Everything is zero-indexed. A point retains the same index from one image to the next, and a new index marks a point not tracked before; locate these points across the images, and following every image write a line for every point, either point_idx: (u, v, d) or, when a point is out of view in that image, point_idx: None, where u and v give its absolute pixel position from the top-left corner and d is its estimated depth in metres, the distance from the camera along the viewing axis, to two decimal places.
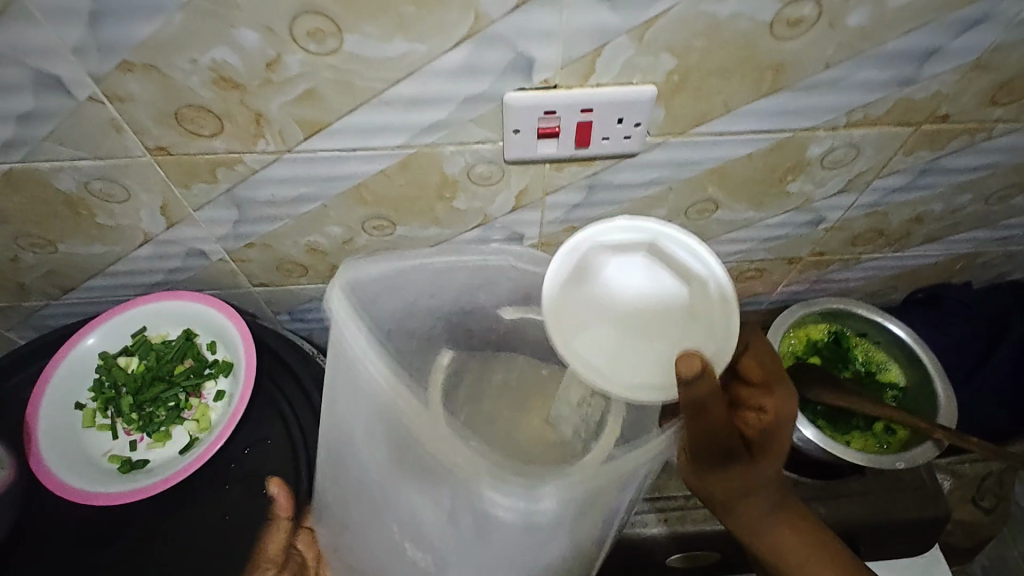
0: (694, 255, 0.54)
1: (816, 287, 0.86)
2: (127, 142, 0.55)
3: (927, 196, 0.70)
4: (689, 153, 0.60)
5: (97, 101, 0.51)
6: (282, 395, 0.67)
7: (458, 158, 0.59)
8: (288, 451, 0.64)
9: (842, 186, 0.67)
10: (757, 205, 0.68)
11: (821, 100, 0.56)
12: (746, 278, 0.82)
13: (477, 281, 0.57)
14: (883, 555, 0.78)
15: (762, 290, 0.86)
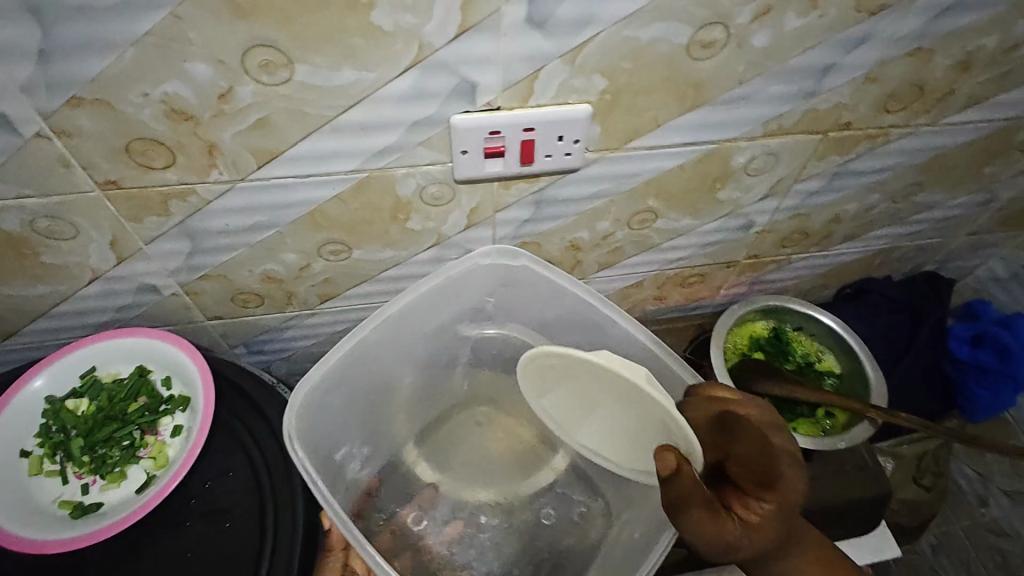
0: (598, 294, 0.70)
1: (755, 288, 0.92)
2: (74, 174, 0.55)
3: (842, 197, 0.77)
4: (626, 167, 0.65)
5: (44, 136, 0.51)
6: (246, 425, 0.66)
7: (409, 180, 0.61)
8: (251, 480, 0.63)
9: (766, 192, 0.73)
10: (693, 213, 0.74)
11: (738, 113, 0.61)
12: (690, 283, 0.88)
13: (449, 294, 0.73)
14: (841, 537, 0.82)
15: (706, 294, 0.91)
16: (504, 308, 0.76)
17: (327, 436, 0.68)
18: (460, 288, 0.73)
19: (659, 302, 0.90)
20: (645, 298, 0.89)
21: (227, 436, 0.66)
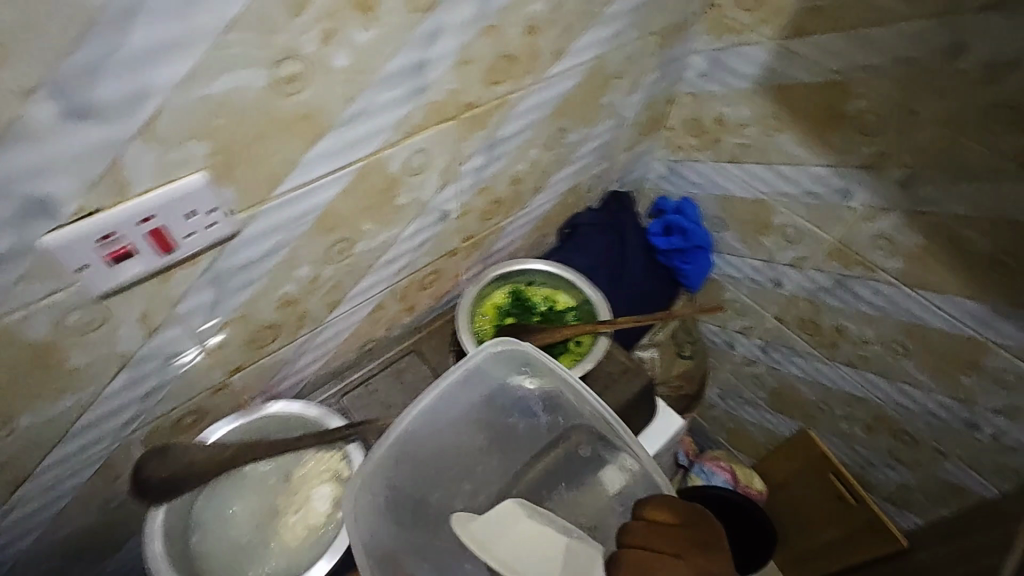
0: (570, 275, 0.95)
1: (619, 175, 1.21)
2: (117, 264, 0.54)
3: (663, 80, 1.07)
4: (541, 97, 0.84)
5: (86, 211, 0.49)
6: (449, 410, 0.79)
7: (399, 155, 0.72)
8: (415, 474, 0.77)
9: (621, 89, 0.99)
10: (581, 120, 0.97)
11: (601, 31, 0.84)
12: (580, 185, 1.13)
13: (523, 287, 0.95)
14: None
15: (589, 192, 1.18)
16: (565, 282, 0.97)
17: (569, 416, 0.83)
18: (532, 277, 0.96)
19: (564, 208, 1.15)
20: (553, 208, 1.12)
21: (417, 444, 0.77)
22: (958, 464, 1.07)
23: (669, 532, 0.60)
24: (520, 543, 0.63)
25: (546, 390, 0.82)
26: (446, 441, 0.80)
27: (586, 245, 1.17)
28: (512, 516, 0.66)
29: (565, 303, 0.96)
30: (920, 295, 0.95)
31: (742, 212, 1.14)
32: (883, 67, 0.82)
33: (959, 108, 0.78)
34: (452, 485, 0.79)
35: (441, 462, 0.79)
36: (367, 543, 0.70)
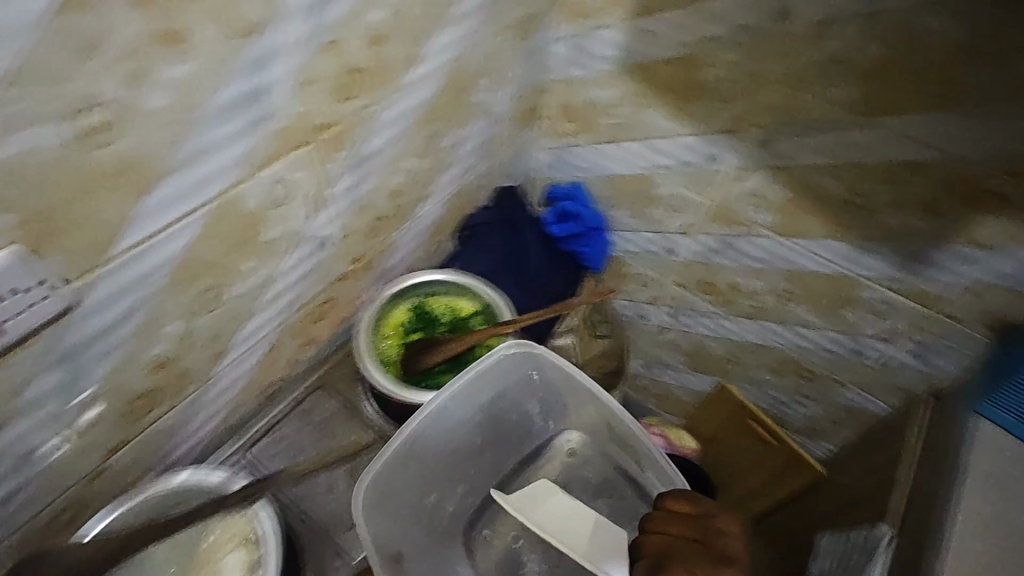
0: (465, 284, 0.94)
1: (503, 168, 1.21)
2: None
3: (527, 71, 1.07)
4: (403, 105, 0.82)
5: None
6: (457, 412, 0.90)
7: (256, 190, 0.67)
8: (417, 483, 0.89)
9: (486, 85, 0.99)
10: (452, 122, 0.95)
11: (454, 32, 0.82)
12: (467, 185, 1.12)
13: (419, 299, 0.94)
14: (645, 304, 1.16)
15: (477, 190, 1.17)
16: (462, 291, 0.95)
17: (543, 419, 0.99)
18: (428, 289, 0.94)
19: (454, 210, 1.13)
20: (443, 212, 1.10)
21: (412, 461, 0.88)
22: (854, 390, 1.16)
23: (684, 519, 0.81)
24: (556, 513, 0.76)
25: (543, 392, 0.97)
26: (451, 439, 0.91)
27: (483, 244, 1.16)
28: (543, 491, 0.81)
29: (464, 310, 0.94)
30: (795, 243, 1.01)
31: (627, 188, 1.17)
32: (724, 37, 0.86)
33: (794, 67, 0.83)
34: (445, 486, 0.92)
35: (443, 460, 0.91)
36: (375, 539, 0.82)
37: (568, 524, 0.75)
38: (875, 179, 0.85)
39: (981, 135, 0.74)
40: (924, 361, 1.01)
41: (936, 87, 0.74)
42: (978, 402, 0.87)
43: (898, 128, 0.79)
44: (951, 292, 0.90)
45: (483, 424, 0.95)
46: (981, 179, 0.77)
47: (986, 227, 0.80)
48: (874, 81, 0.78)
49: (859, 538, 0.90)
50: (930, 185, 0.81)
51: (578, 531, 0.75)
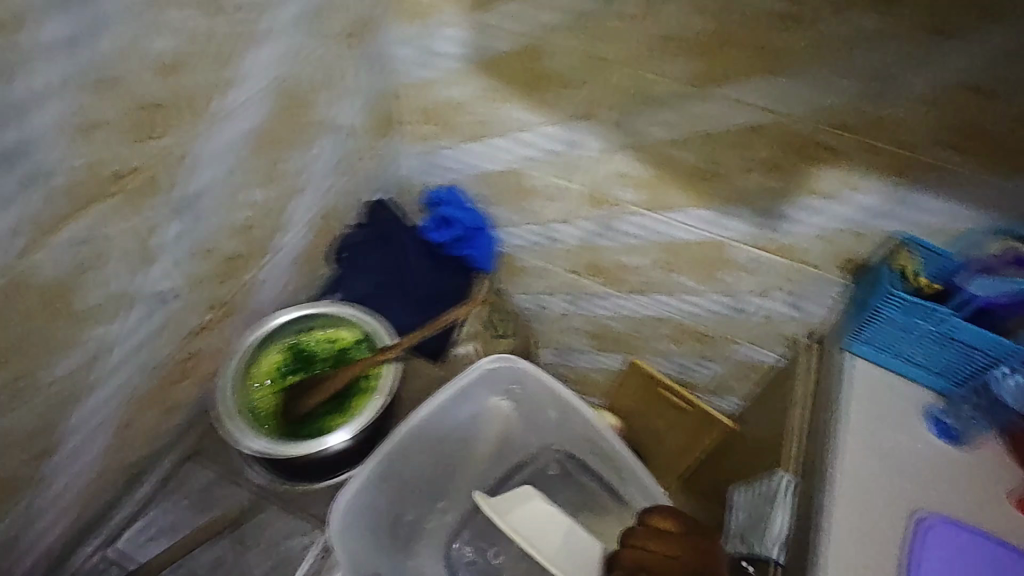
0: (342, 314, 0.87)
1: (376, 184, 1.16)
2: None
3: (376, 79, 1.03)
4: (224, 136, 0.76)
5: None
6: (443, 426, 1.00)
7: (46, 261, 0.62)
8: (397, 501, 0.97)
9: (329, 100, 0.94)
10: (294, 144, 0.90)
11: (267, 50, 0.78)
12: (336, 208, 1.08)
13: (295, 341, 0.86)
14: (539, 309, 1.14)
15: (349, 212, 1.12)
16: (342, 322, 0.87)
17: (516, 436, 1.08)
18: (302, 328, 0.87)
19: (326, 236, 1.08)
20: (315, 239, 1.05)
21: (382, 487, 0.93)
22: (747, 345, 1.20)
23: (663, 535, 0.79)
24: (532, 524, 0.86)
25: (524, 407, 1.06)
26: (438, 450, 1.01)
27: (364, 265, 1.11)
28: (525, 496, 0.90)
29: (345, 344, 0.87)
30: (667, 216, 1.03)
31: (500, 184, 1.15)
32: (556, 25, 0.85)
33: (626, 48, 0.83)
34: (423, 504, 1.01)
35: (426, 473, 1.00)
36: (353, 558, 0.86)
37: (540, 534, 0.86)
38: (724, 147, 0.88)
39: (803, 92, 0.77)
40: (800, 310, 1.06)
41: (754, 51, 0.76)
42: (845, 339, 0.93)
43: (733, 95, 0.82)
44: (810, 243, 0.94)
45: (461, 440, 1.03)
46: (812, 133, 0.81)
47: (829, 177, 0.84)
48: (702, 53, 0.79)
49: (765, 488, 0.93)
50: (770, 146, 0.84)
51: (546, 540, 0.85)
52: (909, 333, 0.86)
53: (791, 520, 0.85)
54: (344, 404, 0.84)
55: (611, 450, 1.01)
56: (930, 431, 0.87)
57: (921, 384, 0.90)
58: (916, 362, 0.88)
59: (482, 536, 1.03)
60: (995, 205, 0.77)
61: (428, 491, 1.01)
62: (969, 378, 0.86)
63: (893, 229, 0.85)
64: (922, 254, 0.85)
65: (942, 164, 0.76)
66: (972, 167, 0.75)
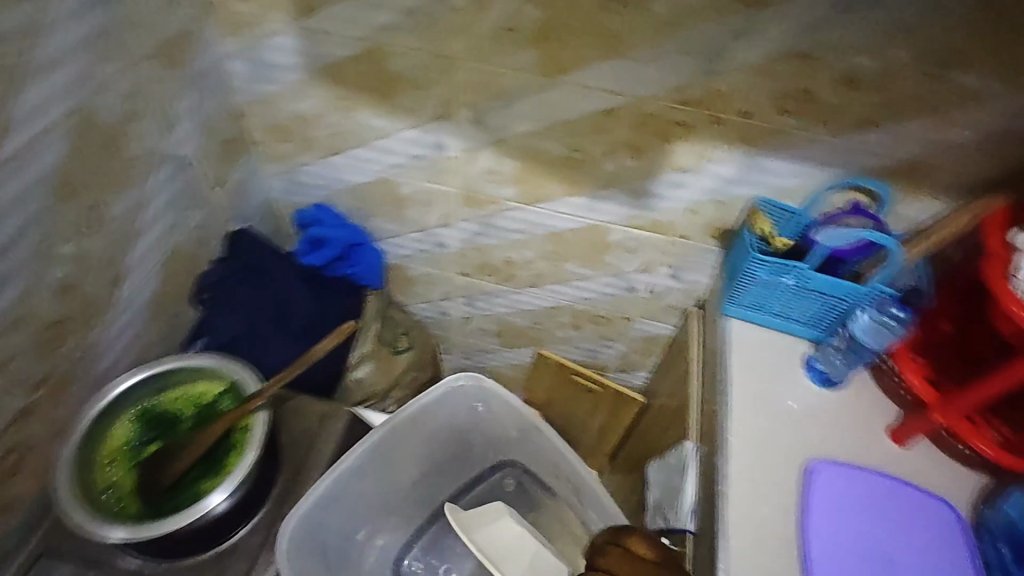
0: (195, 364, 0.78)
1: (237, 210, 1.07)
2: None
3: (217, 96, 0.94)
4: (17, 184, 0.66)
5: None
6: (405, 440, 0.97)
7: None
8: (345, 513, 0.92)
9: (156, 126, 0.84)
10: (118, 180, 0.80)
11: (59, 80, 0.68)
12: (190, 243, 0.98)
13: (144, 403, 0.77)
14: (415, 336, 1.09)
15: (208, 244, 1.03)
16: (195, 372, 0.79)
17: (476, 451, 1.05)
18: (149, 387, 0.77)
19: (183, 274, 0.99)
20: (168, 280, 0.95)
21: (324, 506, 0.87)
22: (643, 321, 1.22)
23: None
24: (503, 541, 0.92)
25: (488, 425, 1.04)
26: (400, 464, 0.98)
27: (235, 301, 1.02)
28: (495, 515, 0.94)
29: (205, 395, 0.79)
30: (543, 208, 1.02)
31: (373, 194, 1.10)
32: (392, 25, 0.81)
33: (467, 43, 0.80)
34: (373, 520, 0.97)
35: (383, 489, 0.97)
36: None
37: (506, 547, 0.92)
38: (582, 133, 0.87)
39: (644, 73, 0.78)
40: (682, 281, 1.09)
41: (596, 33, 0.75)
42: (724, 304, 0.93)
43: (580, 82, 0.81)
44: (679, 216, 0.96)
45: (417, 449, 0.99)
46: (661, 111, 0.82)
47: (684, 152, 0.86)
48: (541, 43, 0.78)
49: (674, 459, 0.98)
50: (625, 127, 0.85)
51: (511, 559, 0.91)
52: (779, 289, 0.87)
53: (697, 489, 0.88)
54: (217, 462, 0.77)
55: (570, 472, 1.00)
56: (807, 378, 0.89)
57: (797, 336, 0.93)
58: (788, 316, 0.91)
59: (434, 552, 1.00)
60: (831, 160, 0.82)
61: (381, 507, 0.98)
62: (835, 325, 0.89)
63: (749, 193, 0.89)
64: (779, 215, 0.88)
65: (781, 129, 0.79)
66: (806, 128, 0.79)
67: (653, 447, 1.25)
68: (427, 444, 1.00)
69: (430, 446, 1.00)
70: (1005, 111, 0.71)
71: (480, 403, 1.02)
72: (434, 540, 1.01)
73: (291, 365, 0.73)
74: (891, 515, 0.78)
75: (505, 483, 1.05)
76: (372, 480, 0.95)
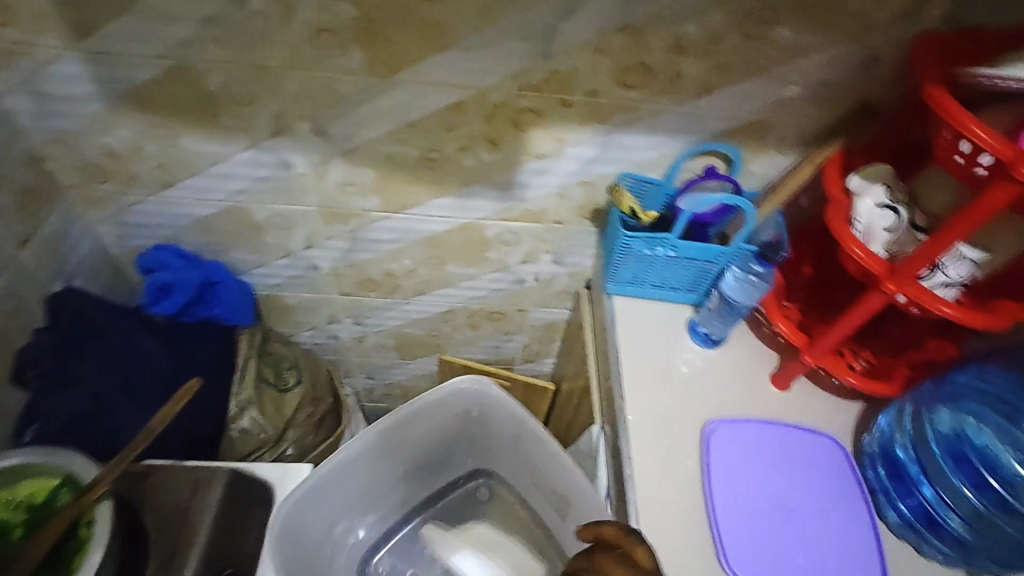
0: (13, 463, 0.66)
1: (58, 268, 0.93)
2: None
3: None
4: None
5: None
6: (397, 439, 0.97)
7: None
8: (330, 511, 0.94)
9: None
10: None
11: None
12: None
13: None
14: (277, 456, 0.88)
15: (25, 313, 0.88)
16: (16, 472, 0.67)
17: (460, 460, 1.06)
18: None
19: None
20: None
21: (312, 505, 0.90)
22: (539, 310, 1.21)
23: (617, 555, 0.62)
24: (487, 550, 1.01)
25: (478, 430, 1.03)
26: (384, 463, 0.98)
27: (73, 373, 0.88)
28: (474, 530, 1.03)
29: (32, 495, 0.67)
30: (411, 214, 0.96)
31: (222, 226, 0.99)
32: (194, 37, 0.71)
33: (285, 49, 0.72)
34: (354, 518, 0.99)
35: (364, 487, 0.98)
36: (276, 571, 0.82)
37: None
38: (434, 131, 0.83)
39: (483, 63, 0.74)
40: (567, 265, 1.09)
41: (423, 27, 0.70)
42: (606, 283, 0.93)
43: (419, 78, 0.76)
44: (549, 203, 0.94)
45: (406, 450, 1.00)
46: (508, 100, 0.78)
47: (541, 138, 0.84)
48: (367, 41, 0.71)
49: (584, 444, 0.98)
50: (477, 121, 0.81)
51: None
52: (651, 261, 0.88)
53: (608, 473, 0.88)
54: None
55: (553, 482, 0.95)
56: (693, 341, 0.91)
57: (680, 303, 0.95)
58: (666, 285, 0.92)
59: (400, 555, 1.02)
60: (680, 128, 0.83)
61: (362, 505, 0.99)
62: (709, 287, 0.91)
63: (610, 170, 0.89)
64: (644, 186, 0.89)
65: (626, 104, 0.79)
66: (651, 100, 0.79)
67: (568, 433, 1.25)
68: (415, 448, 1.00)
69: (418, 450, 1.01)
70: (825, 64, 0.75)
71: (477, 407, 0.99)
72: (403, 544, 1.03)
73: (132, 441, 0.64)
74: (777, 452, 0.82)
75: (479, 494, 1.07)
76: (357, 478, 0.96)
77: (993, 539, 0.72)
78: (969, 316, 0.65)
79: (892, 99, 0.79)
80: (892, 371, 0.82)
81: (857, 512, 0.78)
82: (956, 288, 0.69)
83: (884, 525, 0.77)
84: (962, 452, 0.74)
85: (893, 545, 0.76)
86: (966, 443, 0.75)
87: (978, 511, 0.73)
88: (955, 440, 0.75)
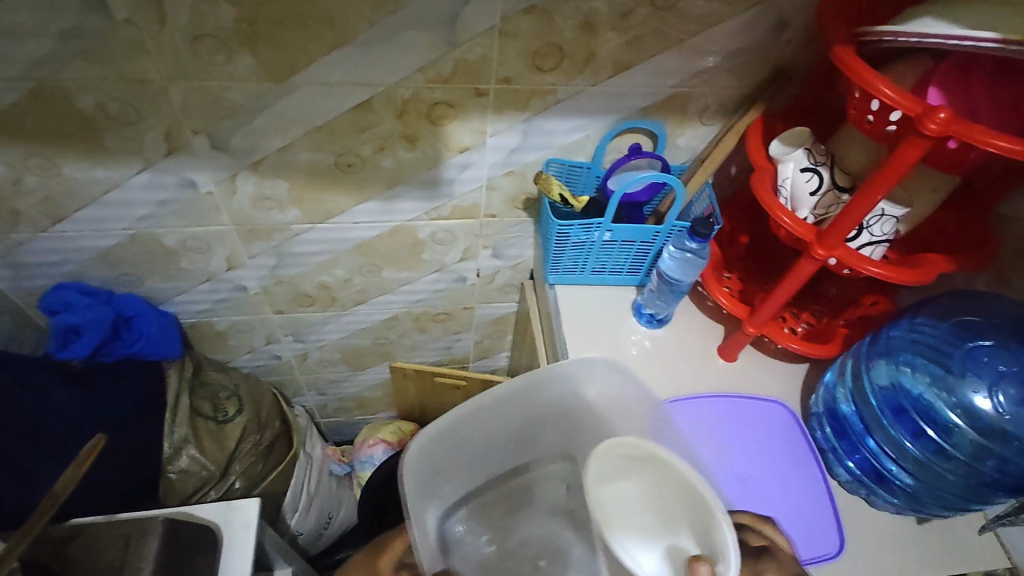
0: None
1: None
2: None
3: None
4: None
5: None
6: (509, 407, 0.66)
7: None
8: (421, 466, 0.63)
9: None
10: None
11: None
12: None
13: None
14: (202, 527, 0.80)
15: None
16: None
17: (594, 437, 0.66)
18: None
19: None
20: None
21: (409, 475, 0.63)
22: (485, 306, 1.18)
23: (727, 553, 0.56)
24: None
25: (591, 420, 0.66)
26: (457, 446, 0.65)
27: None
28: None
29: None
30: (335, 222, 0.91)
31: (129, 256, 0.91)
32: (57, 54, 0.64)
33: (165, 58, 0.66)
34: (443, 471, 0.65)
35: (464, 436, 0.65)
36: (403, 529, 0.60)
37: (638, 518, 0.55)
38: (345, 133, 0.78)
39: (387, 56, 0.69)
40: (507, 258, 1.06)
41: (314, 23, 0.65)
42: (545, 274, 0.92)
43: (319, 79, 0.70)
44: (478, 197, 0.91)
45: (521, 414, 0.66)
46: (420, 94, 0.74)
47: (460, 131, 0.80)
48: (254, 43, 0.66)
49: None
50: (390, 119, 0.77)
51: (633, 531, 0.54)
52: (586, 247, 0.86)
53: None
54: None
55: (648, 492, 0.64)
56: (639, 323, 0.90)
57: (623, 285, 0.94)
58: (605, 269, 0.91)
59: (486, 517, 0.64)
60: (601, 108, 0.80)
61: (431, 489, 0.64)
62: (649, 267, 0.90)
63: (537, 158, 0.86)
64: (572, 171, 0.88)
65: (543, 87, 0.76)
66: (567, 82, 0.76)
67: None
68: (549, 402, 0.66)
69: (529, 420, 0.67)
70: (737, 30, 0.73)
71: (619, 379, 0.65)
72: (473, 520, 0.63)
73: (33, 512, 0.57)
74: (726, 425, 0.82)
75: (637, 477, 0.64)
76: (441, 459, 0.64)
77: (939, 487, 0.69)
78: (895, 273, 0.65)
79: (805, 61, 0.78)
80: (832, 332, 0.84)
81: (806, 477, 0.78)
82: (882, 245, 0.70)
83: (837, 483, 0.79)
84: (901, 405, 0.70)
85: (846, 502, 0.77)
86: (905, 395, 0.70)
87: (921, 464, 0.69)
88: (893, 394, 0.71)
